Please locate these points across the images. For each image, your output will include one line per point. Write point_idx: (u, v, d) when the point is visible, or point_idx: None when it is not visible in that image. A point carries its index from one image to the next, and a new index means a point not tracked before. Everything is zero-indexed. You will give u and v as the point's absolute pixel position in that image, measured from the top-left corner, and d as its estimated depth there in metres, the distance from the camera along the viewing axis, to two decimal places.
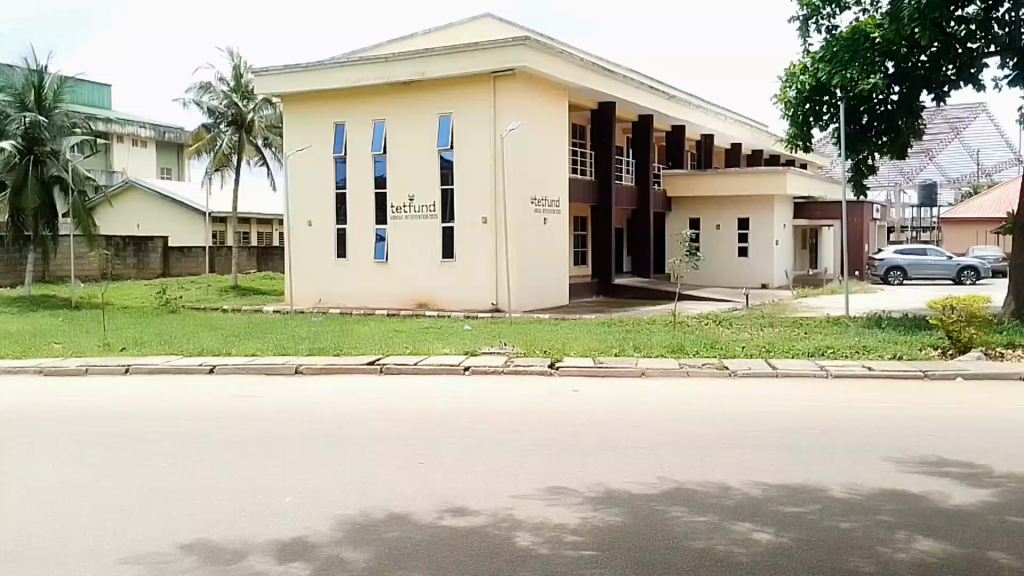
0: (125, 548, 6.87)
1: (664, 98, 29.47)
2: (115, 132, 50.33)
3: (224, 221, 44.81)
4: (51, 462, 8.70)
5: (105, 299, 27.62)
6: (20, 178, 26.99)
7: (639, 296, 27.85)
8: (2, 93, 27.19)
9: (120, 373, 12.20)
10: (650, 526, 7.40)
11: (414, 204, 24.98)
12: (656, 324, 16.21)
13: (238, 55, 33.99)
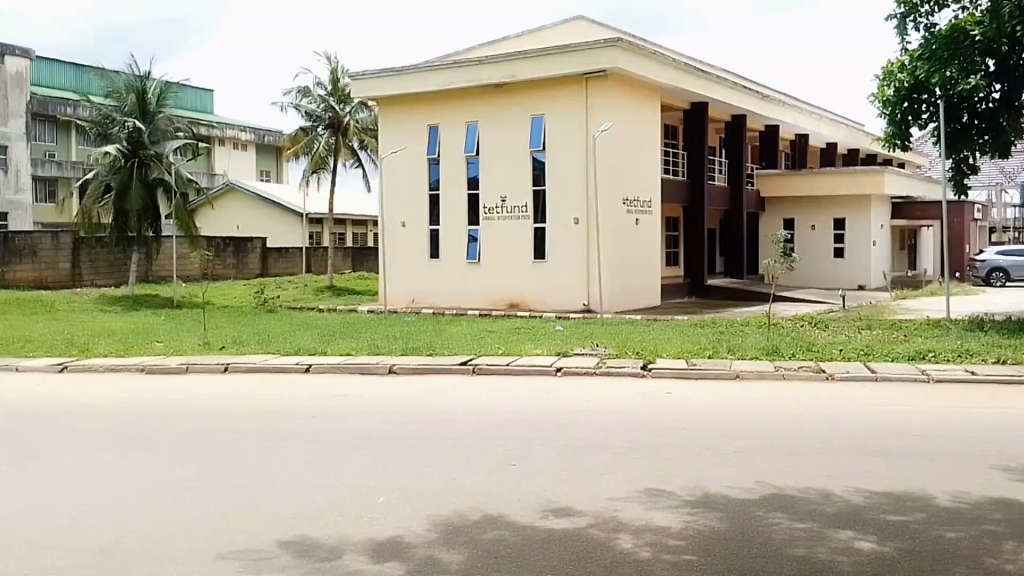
0: (221, 545, 6.64)
1: (755, 97, 29.07)
2: (216, 135, 55.68)
3: (322, 222, 46.01)
4: (142, 456, 8.70)
5: (205, 298, 28.26)
6: (126, 180, 28.08)
7: (730, 298, 27.54)
8: (107, 99, 28.45)
9: (219, 372, 12.44)
10: (750, 532, 7.05)
11: (507, 205, 25.14)
12: (749, 326, 16.03)
13: (335, 60, 34.87)
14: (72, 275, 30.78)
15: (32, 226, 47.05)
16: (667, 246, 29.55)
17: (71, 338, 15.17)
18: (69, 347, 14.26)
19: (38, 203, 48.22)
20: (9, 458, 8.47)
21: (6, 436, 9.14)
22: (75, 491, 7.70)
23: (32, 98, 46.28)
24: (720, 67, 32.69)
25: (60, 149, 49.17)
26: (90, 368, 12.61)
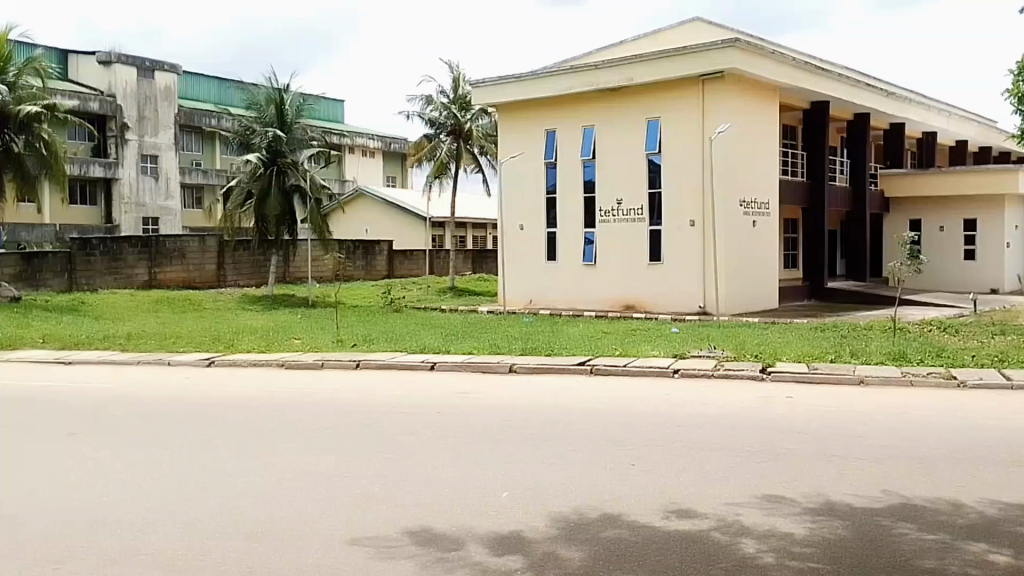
0: (357, 531, 6.98)
1: (876, 93, 28.14)
2: (346, 144, 58.13)
3: (443, 226, 47.11)
4: (280, 445, 9.24)
5: (338, 298, 29.46)
6: (266, 187, 29.63)
7: (852, 301, 26.70)
8: (250, 111, 30.13)
9: (352, 367, 13.05)
10: (877, 541, 6.91)
11: (622, 207, 25.24)
12: (874, 330, 15.56)
13: (457, 68, 35.81)
14: (218, 276, 32.69)
15: (181, 231, 50.25)
16: (784, 248, 28.96)
17: (219, 335, 16.21)
18: (216, 343, 15.22)
19: (188, 209, 51.01)
20: (165, 444, 9.17)
21: (161, 424, 9.87)
22: (224, 476, 8.24)
23: (180, 110, 49.33)
24: (838, 64, 31.80)
25: (205, 158, 51.79)
26: (235, 362, 13.43)
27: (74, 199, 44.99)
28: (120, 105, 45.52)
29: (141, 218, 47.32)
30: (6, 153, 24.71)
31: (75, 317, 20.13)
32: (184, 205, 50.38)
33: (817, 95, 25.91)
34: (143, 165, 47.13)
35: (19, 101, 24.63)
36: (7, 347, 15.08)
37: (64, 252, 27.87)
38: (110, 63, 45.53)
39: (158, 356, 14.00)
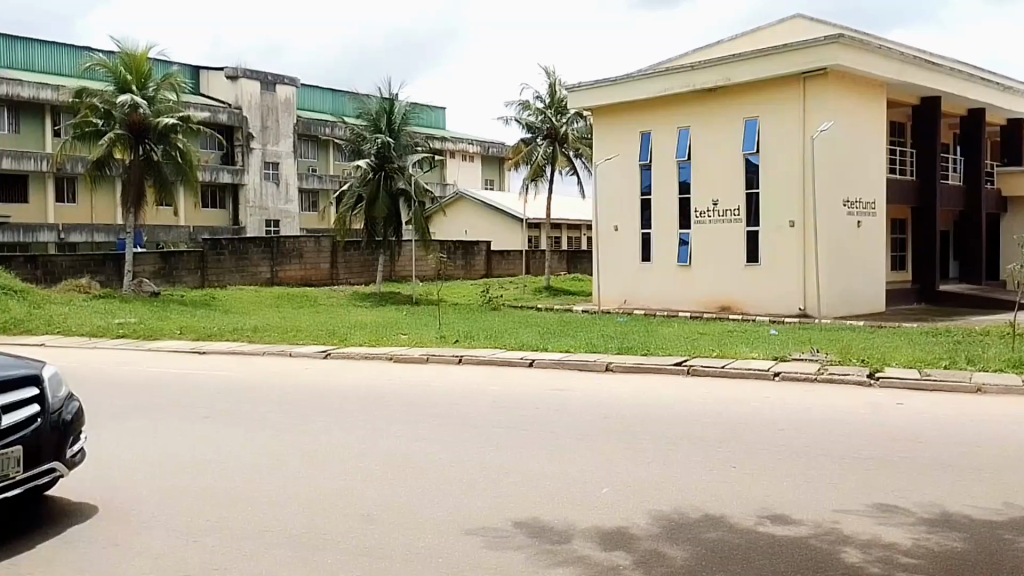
0: (463, 521, 7.19)
1: (996, 86, 26.46)
2: (448, 148, 59.67)
3: (539, 227, 47.68)
4: (390, 437, 9.69)
5: (439, 296, 30.45)
6: (374, 191, 30.97)
7: (965, 306, 25.27)
8: (360, 120, 31.58)
9: (454, 362, 13.57)
10: (998, 555, 6.58)
11: (718, 208, 24.81)
12: (989, 336, 14.79)
13: (554, 74, 36.23)
14: (331, 274, 34.39)
15: (299, 232, 52.94)
16: (893, 248, 27.60)
17: (332, 329, 17.16)
18: (331, 336, 16.17)
19: (304, 211, 54.04)
20: (283, 433, 9.76)
21: (280, 413, 10.55)
22: (334, 465, 8.68)
23: (298, 120, 51.95)
24: (952, 59, 30.10)
25: (319, 164, 54.64)
26: (348, 355, 14.24)
27: (206, 203, 48.19)
28: (245, 116, 48.36)
29: (264, 220, 50.17)
30: (146, 161, 26.90)
31: (206, 311, 21.77)
32: (300, 208, 53.22)
33: (928, 90, 24.66)
34: (266, 172, 49.94)
35: (157, 114, 26.70)
36: (147, 338, 16.51)
37: (197, 251, 30.02)
38: (236, 77, 48.48)
39: (279, 348, 15.01)
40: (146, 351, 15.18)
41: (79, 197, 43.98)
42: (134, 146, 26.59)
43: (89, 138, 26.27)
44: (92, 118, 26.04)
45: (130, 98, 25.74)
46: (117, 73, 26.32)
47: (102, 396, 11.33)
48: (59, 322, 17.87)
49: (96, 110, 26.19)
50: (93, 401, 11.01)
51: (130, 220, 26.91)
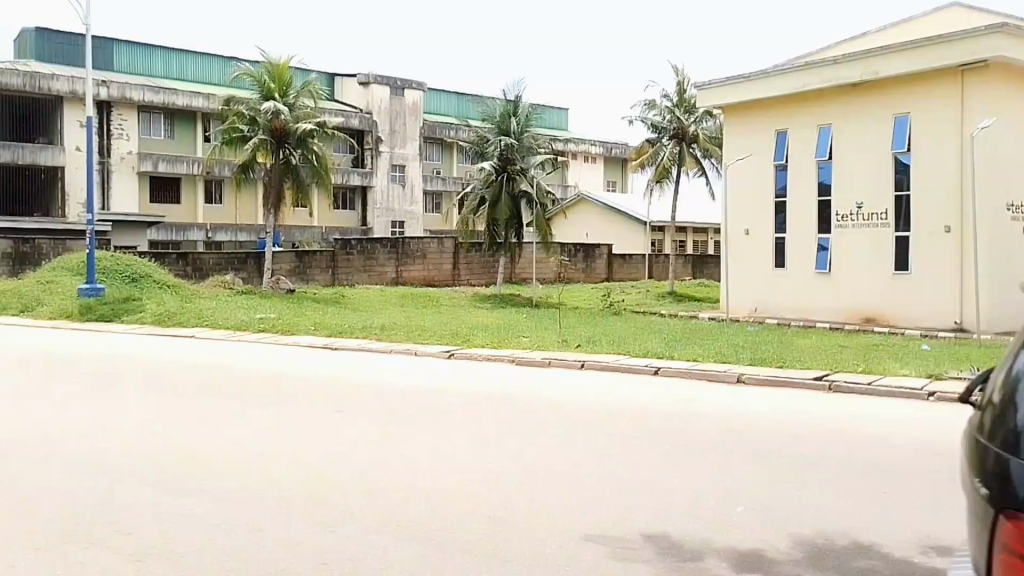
0: (595, 488, 6.78)
1: None
2: (571, 149, 59.78)
3: (663, 230, 46.79)
4: (516, 418, 9.48)
5: (560, 299, 30.35)
6: (496, 193, 31.39)
7: None
8: (485, 124, 32.00)
9: (577, 367, 13.39)
10: None
11: (862, 211, 23.32)
12: None
13: (683, 72, 35.36)
14: (452, 274, 35.04)
15: (424, 233, 54.35)
16: None
17: (455, 331, 17.35)
18: (455, 337, 16.40)
19: (427, 213, 55.29)
20: (407, 411, 9.75)
21: (407, 397, 10.62)
22: (459, 434, 8.52)
23: (425, 123, 53.48)
24: None
25: (444, 167, 55.89)
26: (471, 356, 14.36)
27: (338, 204, 50.41)
28: (375, 120, 50.28)
29: (390, 221, 51.74)
30: (286, 164, 28.31)
31: (334, 308, 22.70)
32: (425, 210, 54.69)
33: None
34: (393, 174, 51.55)
35: (297, 119, 28.16)
36: (284, 333, 17.32)
37: (329, 251, 31.28)
38: (368, 83, 50.52)
39: (405, 347, 15.34)
40: (283, 344, 15.96)
41: (225, 198, 47.05)
42: (275, 151, 28.07)
43: (236, 143, 27.98)
44: (239, 124, 27.74)
45: (274, 105, 27.22)
46: (262, 81, 27.93)
47: (237, 379, 11.85)
48: (206, 315, 19.06)
49: (243, 117, 27.91)
50: (225, 383, 11.48)
51: (271, 219, 28.39)
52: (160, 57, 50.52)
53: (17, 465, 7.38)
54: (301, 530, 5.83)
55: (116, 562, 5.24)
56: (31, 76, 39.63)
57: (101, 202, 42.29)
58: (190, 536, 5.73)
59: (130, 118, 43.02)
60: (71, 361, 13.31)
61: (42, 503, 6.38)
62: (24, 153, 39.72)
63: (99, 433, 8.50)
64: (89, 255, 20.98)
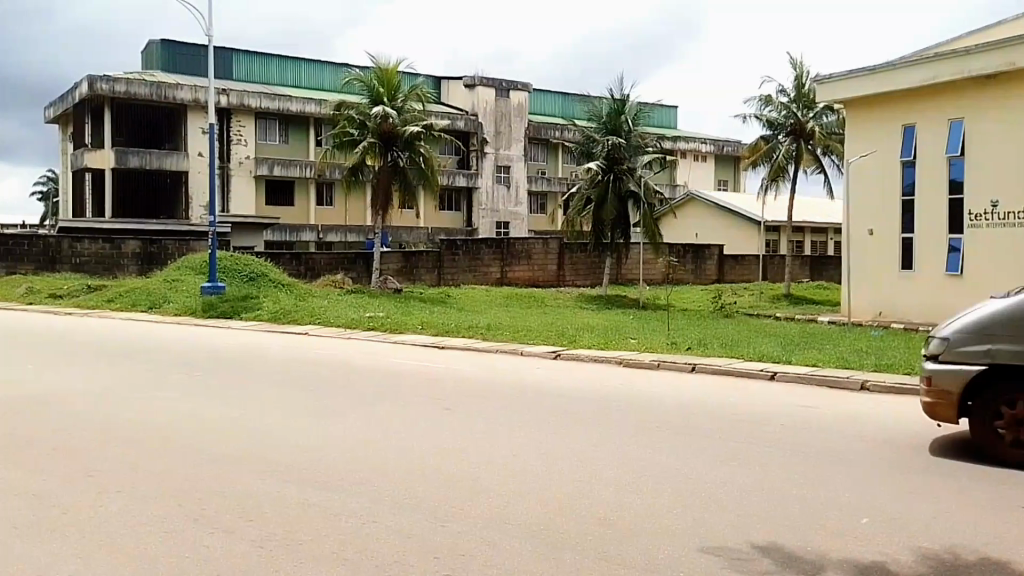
0: (706, 494, 6.61)
1: None
2: (680, 148, 58.96)
3: (778, 230, 45.46)
4: (624, 419, 9.33)
5: (669, 300, 29.92)
6: (603, 193, 31.23)
7: None
8: (591, 124, 31.92)
9: (688, 370, 13.11)
10: None
11: (998, 210, 22.14)
12: None
13: (801, 65, 34.31)
14: (558, 275, 35.13)
15: (529, 233, 54.75)
16: None
17: (562, 331, 17.35)
18: (561, 337, 16.38)
19: (533, 214, 55.69)
20: (513, 410, 9.76)
21: (514, 397, 10.65)
22: (567, 436, 8.47)
23: (530, 124, 53.74)
24: None
25: (549, 167, 55.96)
26: (578, 357, 14.31)
27: (443, 206, 51.29)
28: (481, 123, 51.00)
29: (495, 222, 52.23)
30: (394, 167, 29.06)
31: (442, 308, 23.08)
32: (530, 210, 55.05)
33: None
34: (499, 175, 52.13)
35: (404, 123, 28.83)
36: (394, 331, 17.75)
37: (435, 251, 31.80)
38: (474, 86, 51.24)
39: (510, 347, 15.44)
40: (393, 343, 16.35)
41: (335, 200, 48.66)
42: (383, 154, 28.86)
43: (346, 147, 28.79)
44: (349, 128, 28.53)
45: (383, 109, 27.98)
46: (372, 86, 28.74)
47: (348, 376, 12.18)
48: (320, 313, 19.76)
49: (353, 121, 28.68)
50: (339, 380, 11.85)
51: (378, 222, 29.18)
52: (276, 65, 52.73)
53: (148, 453, 7.82)
54: (416, 524, 5.93)
55: (241, 550, 5.47)
56: (156, 86, 42.06)
57: (222, 206, 44.58)
58: (306, 525, 5.92)
59: (248, 124, 45.15)
60: (196, 355, 14.05)
61: (170, 491, 6.71)
62: (151, 158, 42.26)
63: (219, 425, 8.90)
64: (211, 256, 22.10)
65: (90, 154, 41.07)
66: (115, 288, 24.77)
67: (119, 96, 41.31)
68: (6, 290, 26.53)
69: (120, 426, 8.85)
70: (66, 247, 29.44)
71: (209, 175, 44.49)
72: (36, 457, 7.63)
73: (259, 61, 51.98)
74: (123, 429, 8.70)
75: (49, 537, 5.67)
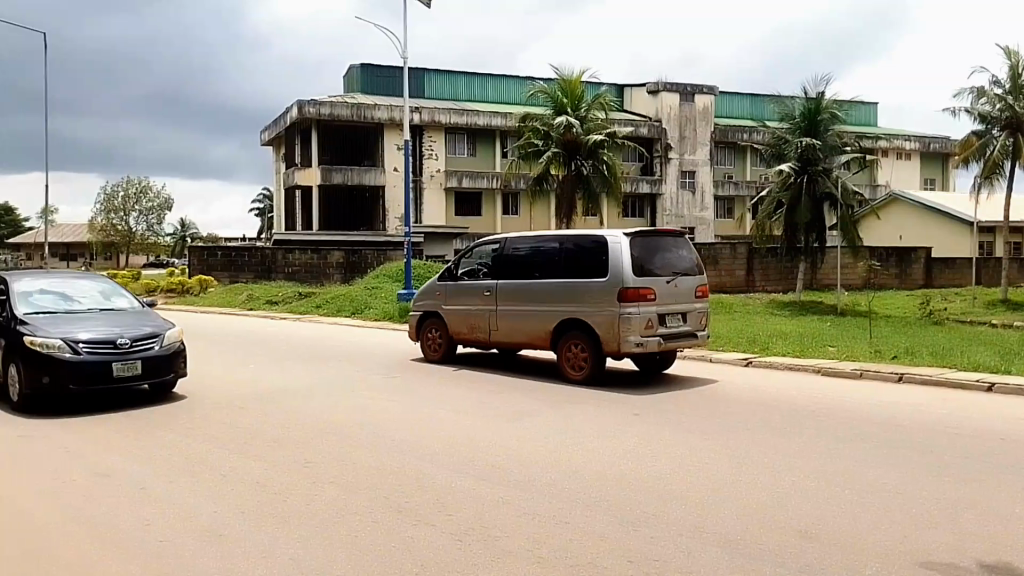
0: (906, 509, 6.24)
1: None
2: (882, 147, 55.32)
3: (994, 231, 41.62)
4: (819, 429, 8.97)
5: (870, 306, 28.20)
6: (796, 195, 30.02)
7: None
8: (782, 124, 30.67)
9: (894, 380, 12.27)
10: None
11: None
12: None
13: (1017, 52, 31.25)
14: (748, 281, 34.13)
15: (716, 239, 53.55)
16: None
17: (754, 338, 16.80)
18: (753, 344, 15.90)
19: (721, 219, 54.34)
20: (702, 417, 9.63)
21: (699, 403, 10.52)
22: (752, 445, 8.25)
23: (716, 128, 52.48)
24: None
25: (737, 170, 54.33)
26: (772, 364, 13.81)
27: (627, 212, 51.20)
28: (665, 128, 50.54)
29: (680, 227, 51.44)
30: (578, 175, 29.44)
31: None
32: (717, 215, 53.79)
33: None
34: (684, 180, 51.40)
35: (588, 131, 29.24)
36: None
37: None
38: (658, 92, 50.86)
39: (700, 353, 15.20)
40: None
41: (521, 209, 50.05)
42: (568, 163, 29.30)
43: (531, 157, 29.61)
44: (535, 139, 29.31)
45: (566, 119, 28.43)
46: (556, 97, 29.28)
47: (533, 379, 12.56)
48: None
49: (538, 132, 29.44)
50: (525, 382, 12.24)
51: (563, 229, 29.68)
52: (465, 80, 55.03)
53: (353, 446, 8.52)
54: (601, 526, 6.06)
55: (439, 541, 5.86)
56: (357, 108, 45.24)
57: (417, 217, 47.18)
58: (498, 522, 6.21)
59: (439, 139, 47.50)
60: (393, 358, 15.02)
61: (376, 484, 7.25)
62: (353, 174, 45.54)
63: (413, 424, 9.50)
64: (406, 264, 23.54)
65: (300, 172, 44.85)
66: (322, 294, 26.87)
67: (324, 118, 44.87)
68: (231, 297, 29.52)
69: (326, 422, 9.68)
70: (280, 257, 32.36)
71: (404, 188, 47.28)
72: (253, 448, 8.52)
73: (449, 78, 54.48)
74: (329, 425, 9.52)
75: (270, 520, 6.35)
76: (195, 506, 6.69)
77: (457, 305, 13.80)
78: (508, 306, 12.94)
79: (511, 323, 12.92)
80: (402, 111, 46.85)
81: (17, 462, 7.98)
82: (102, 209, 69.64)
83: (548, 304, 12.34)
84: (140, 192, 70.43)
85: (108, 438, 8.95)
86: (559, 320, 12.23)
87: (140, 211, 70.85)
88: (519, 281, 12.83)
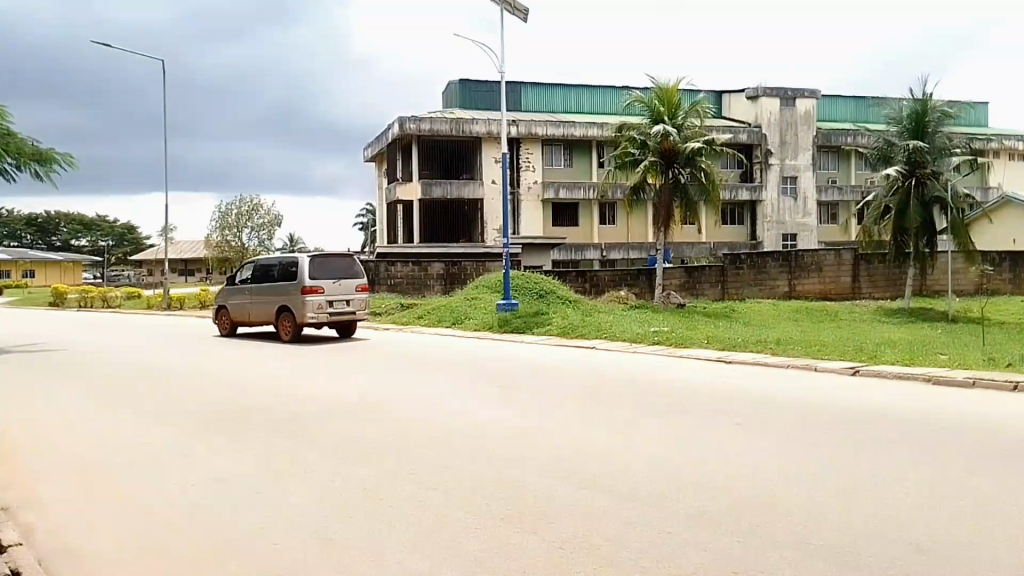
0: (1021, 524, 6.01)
1: None
2: (995, 148, 52.49)
3: None
4: (925, 439, 8.70)
5: (984, 313, 26.83)
6: (905, 199, 28.84)
7: None
8: (888, 126, 29.50)
9: (1009, 389, 11.67)
10: None
11: None
12: None
13: None
14: (852, 288, 32.93)
15: (818, 245, 51.87)
16: None
17: (859, 346, 16.26)
18: (859, 353, 15.40)
19: (823, 225, 52.62)
20: (802, 427, 9.48)
21: (801, 413, 10.30)
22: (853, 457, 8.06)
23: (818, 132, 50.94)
24: None
25: (841, 175, 52.57)
26: (879, 373, 13.35)
27: (726, 220, 50.25)
28: (765, 134, 49.41)
29: (782, 234, 50.12)
30: (675, 183, 29.20)
31: (729, 322, 22.68)
32: (819, 221, 52.10)
33: None
34: (784, 186, 50.01)
35: (685, 139, 28.97)
36: (678, 345, 17.88)
37: (718, 265, 31.29)
38: (757, 97, 49.86)
39: (804, 362, 14.85)
40: (677, 357, 16.50)
41: (617, 219, 49.86)
42: (665, 171, 29.07)
43: (628, 166, 29.29)
44: (631, 148, 29.00)
45: (662, 128, 28.21)
46: (652, 105, 29.15)
47: (628, 388, 12.61)
48: (605, 328, 20.49)
49: (634, 141, 29.20)
50: (618, 391, 12.32)
51: (659, 239, 29.47)
52: (560, 92, 55.47)
53: (453, 455, 8.80)
54: (703, 538, 6.06)
55: (541, 546, 6.08)
56: (455, 122, 46.41)
57: (513, 228, 47.77)
58: (602, 530, 6.35)
59: (535, 151, 47.94)
60: (489, 367, 15.36)
61: (478, 491, 7.50)
62: (451, 189, 46.66)
63: (507, 432, 9.73)
64: (503, 273, 23.87)
65: (402, 187, 46.12)
66: (423, 305, 27.57)
67: (424, 133, 46.11)
68: None
69: (421, 429, 10.07)
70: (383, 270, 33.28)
71: (502, 200, 48.09)
72: (355, 454, 9.01)
73: (543, 90, 54.97)
74: (427, 433, 9.89)
75: (382, 524, 6.69)
76: (311, 510, 7.12)
77: (235, 297, 22.26)
78: (257, 298, 21.45)
79: (260, 309, 21.43)
80: (499, 125, 47.71)
81: (147, 466, 8.67)
82: (217, 226, 73.52)
83: (273, 297, 20.95)
84: (251, 210, 73.81)
85: (227, 443, 9.62)
86: (277, 304, 20.77)
87: (252, 227, 74.25)
88: (264, 283, 21.35)
